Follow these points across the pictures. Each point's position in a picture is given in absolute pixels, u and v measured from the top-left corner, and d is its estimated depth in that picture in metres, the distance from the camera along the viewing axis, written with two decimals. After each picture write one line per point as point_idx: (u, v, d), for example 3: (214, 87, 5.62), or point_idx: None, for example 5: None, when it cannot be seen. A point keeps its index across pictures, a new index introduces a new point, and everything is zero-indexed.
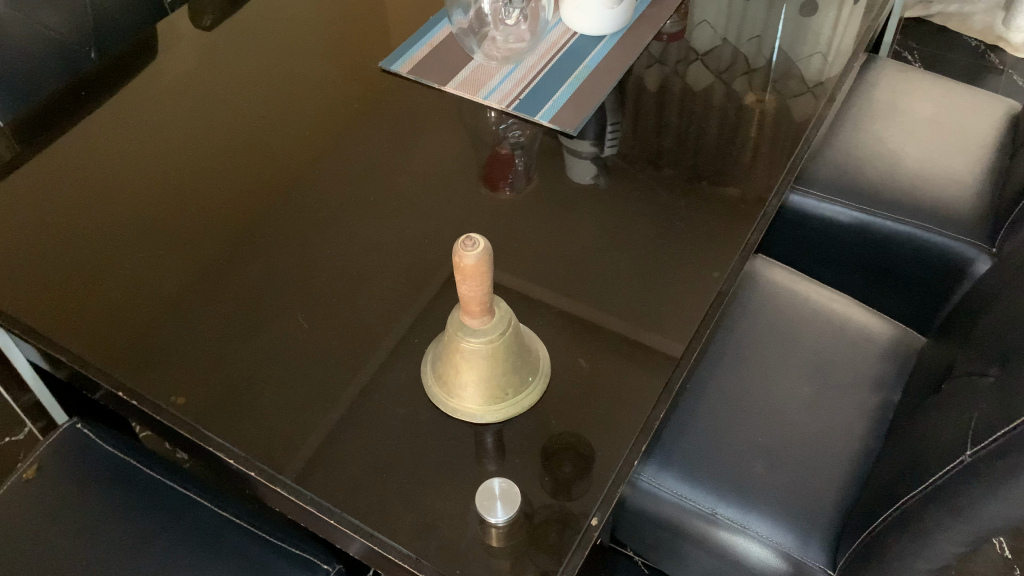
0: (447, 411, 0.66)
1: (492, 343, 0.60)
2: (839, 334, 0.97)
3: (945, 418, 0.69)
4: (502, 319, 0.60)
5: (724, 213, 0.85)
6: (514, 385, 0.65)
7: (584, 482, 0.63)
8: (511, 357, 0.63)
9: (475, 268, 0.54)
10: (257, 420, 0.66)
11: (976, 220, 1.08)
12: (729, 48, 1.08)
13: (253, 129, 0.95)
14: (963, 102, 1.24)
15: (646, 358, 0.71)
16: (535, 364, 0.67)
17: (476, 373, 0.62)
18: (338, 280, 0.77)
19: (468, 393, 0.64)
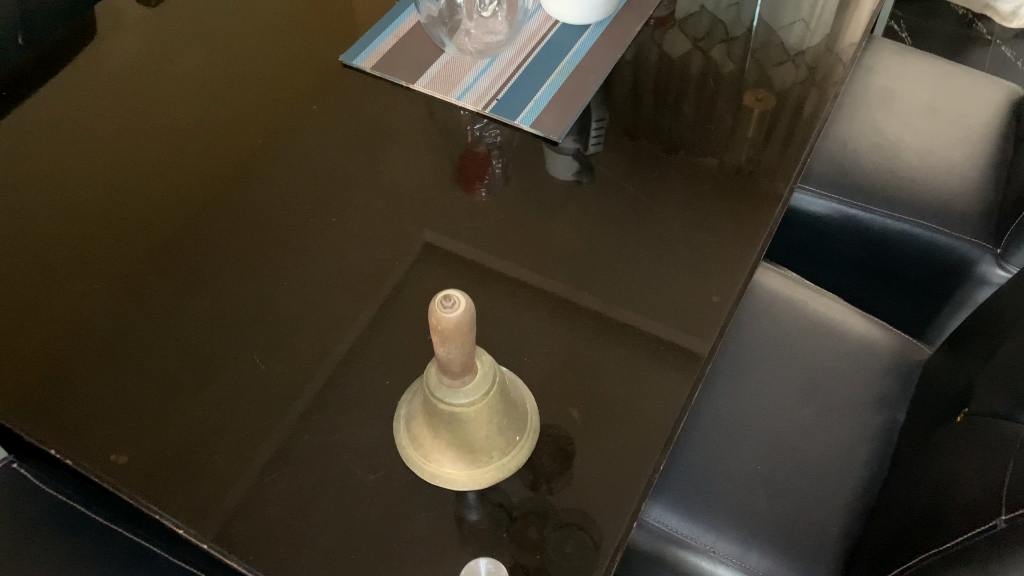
0: (426, 475, 0.59)
1: (472, 405, 0.53)
2: (840, 346, 0.91)
3: (966, 461, 0.63)
4: (486, 377, 0.53)
5: (723, 220, 0.77)
6: (498, 448, 0.58)
7: (564, 477, 0.61)
8: (495, 419, 0.56)
9: (457, 331, 0.46)
10: (213, 483, 0.60)
11: (980, 218, 1.02)
12: (706, 16, 1.00)
13: (205, 134, 0.86)
14: (963, 88, 1.17)
15: (643, 398, 0.65)
16: (523, 419, 0.60)
17: (455, 436, 0.56)
18: (300, 315, 0.70)
19: (448, 456, 0.58)
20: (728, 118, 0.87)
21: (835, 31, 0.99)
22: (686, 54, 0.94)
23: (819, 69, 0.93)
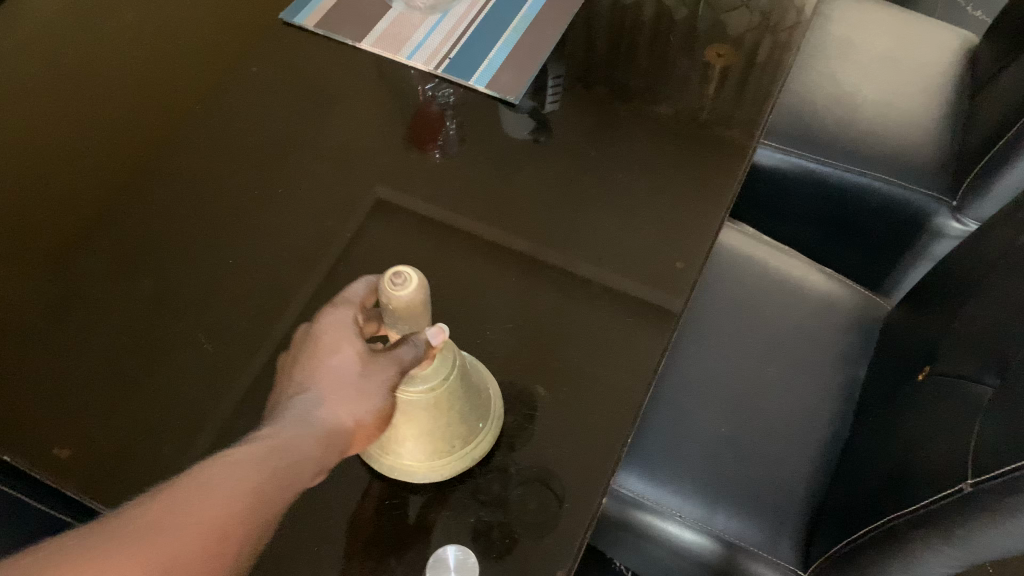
0: (382, 469, 0.57)
1: (434, 393, 0.49)
2: (801, 304, 0.91)
3: (930, 424, 0.63)
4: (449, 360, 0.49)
5: (688, 179, 0.74)
6: (461, 436, 0.55)
7: (524, 434, 0.60)
8: (457, 406, 0.52)
9: (410, 309, 0.42)
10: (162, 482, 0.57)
11: (938, 169, 1.01)
12: None
13: (136, 101, 0.81)
14: (920, 36, 1.16)
15: (608, 369, 0.63)
16: (484, 401, 0.57)
17: (415, 428, 0.52)
18: (248, 293, 0.66)
19: (405, 448, 0.54)
20: (689, 71, 0.84)
21: None
22: (637, 1, 0.90)
23: (772, 14, 0.90)
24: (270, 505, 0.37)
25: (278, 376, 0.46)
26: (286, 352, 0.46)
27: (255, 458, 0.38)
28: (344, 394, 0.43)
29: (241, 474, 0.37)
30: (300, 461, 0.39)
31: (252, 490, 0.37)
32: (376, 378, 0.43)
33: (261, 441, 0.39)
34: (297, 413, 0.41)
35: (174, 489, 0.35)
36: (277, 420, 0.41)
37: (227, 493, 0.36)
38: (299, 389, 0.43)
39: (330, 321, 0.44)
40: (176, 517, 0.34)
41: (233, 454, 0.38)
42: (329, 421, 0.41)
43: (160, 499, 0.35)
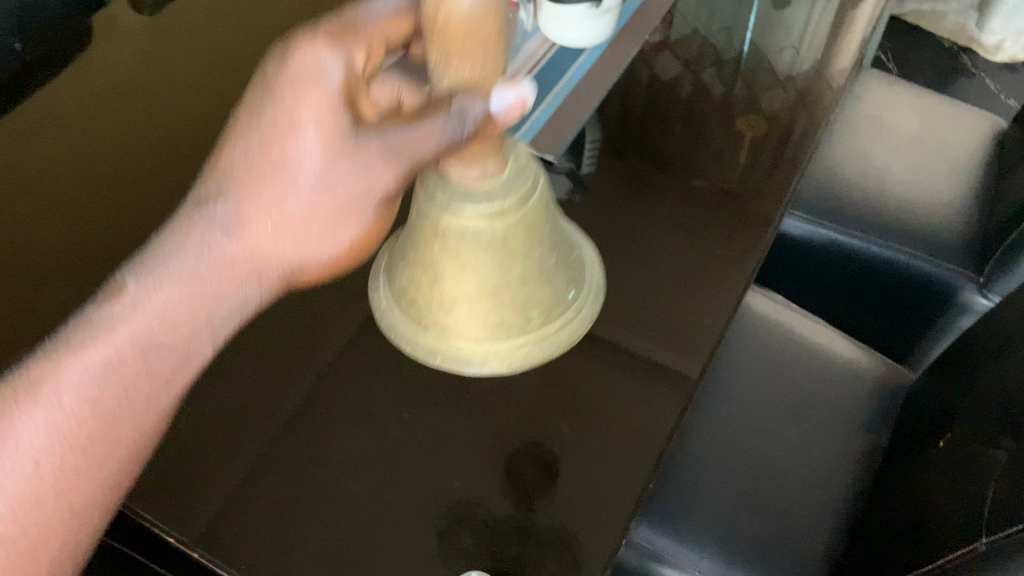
0: (434, 343, 0.57)
1: (497, 230, 0.47)
2: (826, 369, 0.92)
3: (944, 488, 0.65)
4: (520, 183, 0.46)
5: (715, 241, 0.78)
6: (534, 308, 0.55)
7: (546, 491, 0.61)
8: (524, 261, 0.51)
9: (463, 30, 0.37)
10: (205, 496, 0.61)
11: (964, 246, 1.03)
12: (698, 39, 1.02)
13: (193, 141, 0.85)
14: (949, 118, 1.20)
15: (631, 413, 0.65)
16: (565, 274, 0.56)
17: (473, 287, 0.51)
18: (293, 324, 0.70)
19: (457, 317, 0.54)
20: (721, 143, 0.89)
21: (827, 50, 1.01)
22: (676, 78, 0.96)
23: (808, 95, 0.96)
24: (164, 387, 0.43)
25: (231, 116, 0.42)
26: (256, 78, 0.41)
27: (139, 344, 0.41)
28: (277, 220, 0.41)
29: (125, 368, 0.41)
30: (200, 325, 0.42)
31: (134, 391, 0.42)
32: (343, 173, 0.41)
33: (152, 300, 0.40)
34: (204, 241, 0.41)
35: (54, 392, 0.40)
36: (181, 246, 0.41)
37: (106, 393, 0.41)
38: (220, 188, 0.41)
39: (309, 67, 0.40)
40: (53, 435, 0.41)
41: (115, 346, 0.41)
42: (242, 257, 0.42)
43: (41, 404, 0.40)
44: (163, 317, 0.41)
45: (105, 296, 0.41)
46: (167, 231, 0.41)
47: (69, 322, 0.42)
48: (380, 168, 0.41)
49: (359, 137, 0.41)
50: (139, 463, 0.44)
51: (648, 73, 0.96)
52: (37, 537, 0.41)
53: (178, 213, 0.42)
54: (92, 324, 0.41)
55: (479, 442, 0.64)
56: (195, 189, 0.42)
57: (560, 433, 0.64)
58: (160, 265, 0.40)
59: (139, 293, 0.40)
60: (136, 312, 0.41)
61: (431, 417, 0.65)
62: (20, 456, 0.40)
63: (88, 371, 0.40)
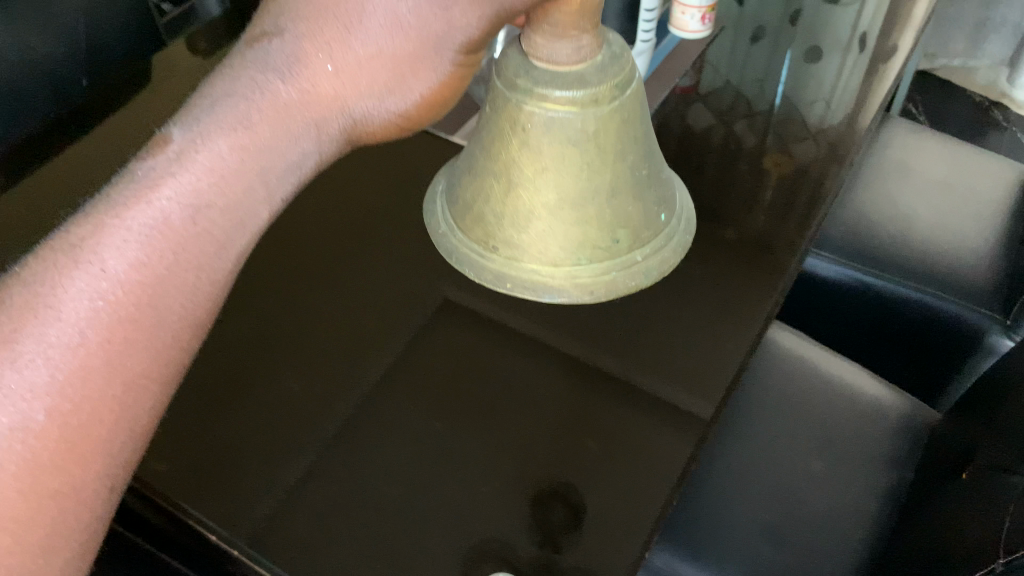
0: (507, 265, 0.58)
1: (588, 119, 0.49)
2: (850, 406, 0.93)
3: (969, 513, 0.66)
4: (615, 70, 0.48)
5: (740, 272, 0.80)
6: (619, 226, 0.56)
7: (574, 534, 0.60)
8: (611, 167, 0.53)
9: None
10: (252, 505, 0.62)
11: (991, 288, 1.04)
12: (731, 90, 1.06)
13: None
14: (976, 165, 1.22)
15: (655, 446, 0.66)
16: (654, 191, 0.58)
17: (553, 194, 0.53)
18: (335, 346, 0.72)
19: (533, 233, 0.56)
20: (756, 193, 0.91)
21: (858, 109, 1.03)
22: (709, 127, 0.99)
23: (840, 147, 0.98)
24: (217, 249, 0.45)
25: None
26: None
27: (187, 203, 0.43)
28: (339, 60, 0.45)
29: (173, 229, 0.43)
30: (252, 181, 0.45)
31: (183, 249, 0.43)
32: (422, 9, 0.44)
33: (201, 151, 0.43)
34: (263, 84, 0.44)
35: (96, 257, 0.41)
36: (235, 92, 0.44)
37: (155, 251, 0.42)
38: (275, 31, 0.45)
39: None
40: (96, 307, 0.41)
41: (161, 204, 0.42)
42: (301, 102, 0.45)
43: (83, 270, 0.41)
44: (213, 168, 0.43)
45: (149, 153, 0.43)
46: (222, 78, 0.45)
47: (110, 189, 0.43)
48: (459, 8, 0.44)
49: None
50: (186, 339, 0.45)
51: (680, 122, 1.00)
52: (90, 419, 0.41)
53: (232, 62, 0.45)
54: (143, 179, 0.43)
55: (512, 467, 0.64)
56: (249, 37, 0.46)
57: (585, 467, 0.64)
58: (208, 116, 0.43)
59: (187, 145, 0.43)
60: (184, 167, 0.43)
61: (464, 436, 0.66)
62: (66, 321, 0.41)
63: (133, 232, 0.42)
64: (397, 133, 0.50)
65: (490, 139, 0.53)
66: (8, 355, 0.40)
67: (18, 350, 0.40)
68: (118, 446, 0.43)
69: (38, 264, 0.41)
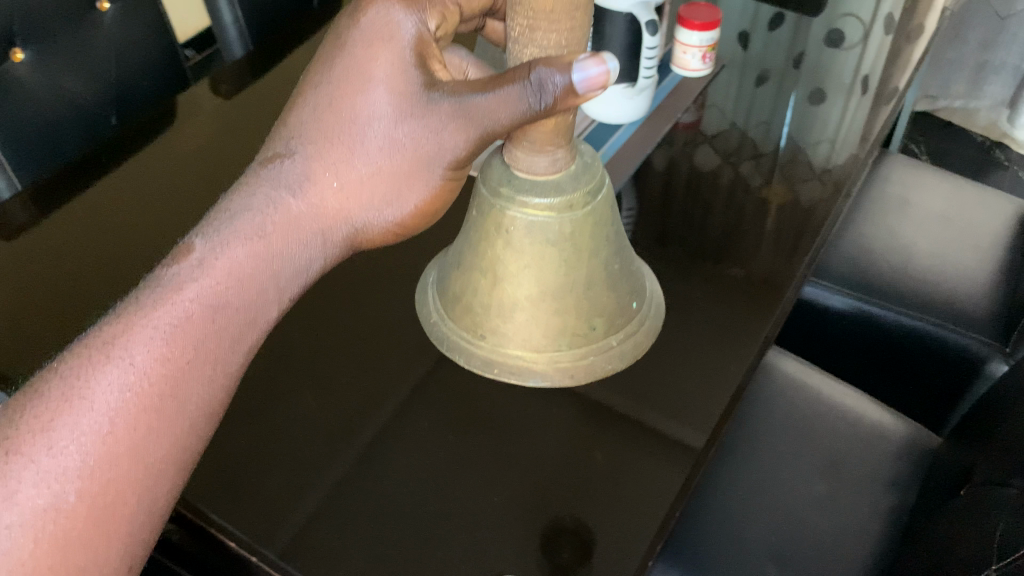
0: (492, 354, 0.63)
1: (565, 224, 0.54)
2: (853, 431, 0.95)
3: (965, 526, 0.68)
4: (587, 178, 0.53)
5: (739, 299, 0.85)
6: (594, 315, 0.61)
7: (582, 568, 0.62)
8: (587, 263, 0.57)
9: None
10: (279, 525, 0.64)
11: (989, 317, 1.07)
12: (737, 133, 1.09)
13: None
14: (974, 199, 1.25)
15: (656, 470, 0.69)
16: (625, 283, 0.62)
17: (533, 289, 0.58)
18: (357, 377, 0.76)
19: (516, 322, 0.60)
20: (762, 233, 0.93)
21: (860, 152, 1.06)
22: (716, 168, 1.03)
23: (844, 186, 1.00)
24: (231, 346, 0.50)
25: (299, 84, 0.54)
26: (324, 46, 0.52)
27: (206, 303, 0.49)
28: (345, 175, 0.52)
29: (194, 326, 0.49)
30: (263, 283, 0.51)
31: (202, 345, 0.49)
32: (410, 127, 0.50)
33: (220, 257, 0.50)
34: (270, 198, 0.52)
35: (125, 352, 0.47)
36: (251, 207, 0.52)
37: (178, 348, 0.48)
38: (286, 150, 0.53)
39: (381, 21, 0.50)
40: (125, 397, 0.46)
41: (184, 304, 0.49)
42: (307, 210, 0.52)
43: (114, 364, 0.46)
44: (230, 272, 0.50)
45: (173, 260, 0.50)
46: (239, 194, 0.53)
47: (135, 295, 0.49)
48: (451, 129, 0.49)
49: (433, 98, 0.49)
50: (202, 429, 0.50)
51: (688, 163, 1.03)
52: (118, 497, 0.45)
53: (249, 175, 0.53)
54: (165, 287, 0.49)
55: (522, 489, 0.67)
56: (262, 156, 0.54)
57: (589, 493, 0.67)
58: (227, 226, 0.51)
59: (207, 253, 0.50)
60: (205, 272, 0.50)
61: (476, 452, 0.70)
62: (98, 410, 0.46)
63: (158, 329, 0.48)
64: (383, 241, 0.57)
65: (475, 238, 0.58)
66: (45, 441, 0.44)
67: (54, 437, 0.45)
68: (132, 531, 0.46)
69: (71, 361, 0.47)
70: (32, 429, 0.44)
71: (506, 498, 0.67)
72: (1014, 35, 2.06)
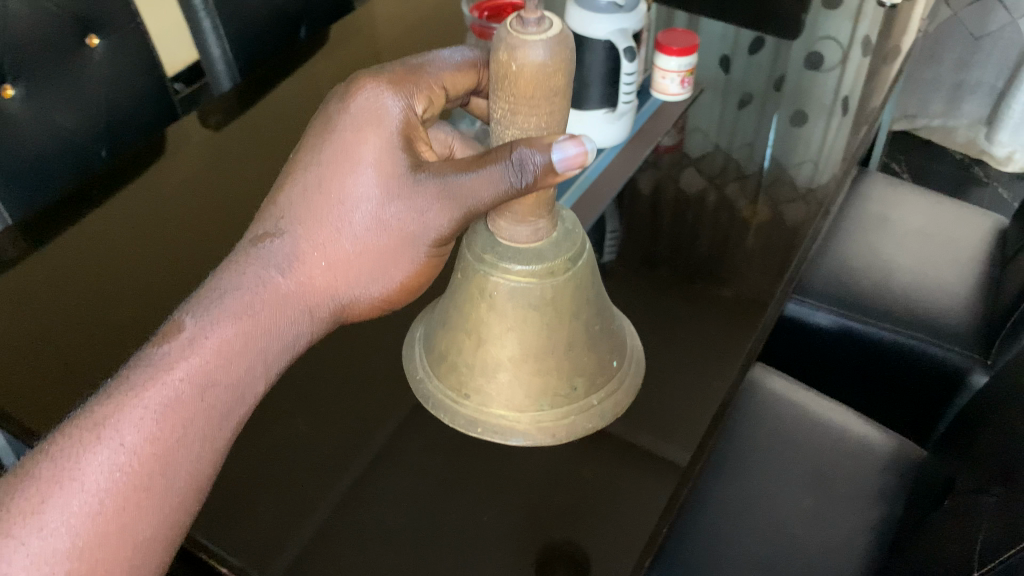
0: (476, 414, 0.63)
1: (546, 289, 0.56)
2: (839, 446, 0.96)
3: (949, 534, 0.69)
4: (567, 245, 0.56)
5: (723, 316, 0.86)
6: (577, 376, 0.62)
7: None
8: (568, 325, 0.59)
9: (534, 77, 0.45)
10: (277, 552, 0.65)
11: (971, 330, 1.09)
12: (722, 155, 1.11)
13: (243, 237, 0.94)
14: (953, 214, 1.27)
15: (644, 486, 0.70)
16: (607, 342, 0.63)
17: (517, 350, 0.59)
18: (350, 401, 0.77)
19: (499, 382, 0.61)
20: (746, 253, 0.95)
21: (845, 171, 1.08)
22: (702, 190, 1.05)
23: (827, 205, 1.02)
24: (220, 422, 0.52)
25: (288, 162, 0.56)
26: (314, 124, 0.54)
27: (196, 381, 0.50)
28: (332, 254, 0.55)
29: (184, 404, 0.50)
30: (251, 359, 0.53)
31: (193, 423, 0.50)
32: (395, 211, 0.53)
33: (210, 335, 0.51)
34: (260, 275, 0.54)
35: (116, 432, 0.48)
36: (240, 286, 0.53)
37: (168, 426, 0.49)
38: (276, 230, 0.55)
39: (370, 107, 0.52)
40: (115, 477, 0.48)
41: (174, 382, 0.50)
42: (295, 287, 0.55)
43: (105, 445, 0.48)
44: (220, 351, 0.51)
45: (164, 338, 0.51)
46: (228, 271, 0.54)
47: (127, 371, 0.50)
48: (435, 209, 0.53)
49: (418, 180, 0.52)
50: (191, 504, 0.51)
51: (674, 186, 1.05)
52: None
53: (239, 252, 0.55)
54: (155, 365, 0.50)
55: (513, 508, 0.69)
56: (251, 234, 0.56)
57: (580, 511, 0.68)
58: (217, 304, 0.52)
59: (199, 331, 0.51)
60: (196, 351, 0.50)
61: (467, 473, 0.71)
62: (88, 491, 0.47)
63: (149, 408, 0.49)
64: (366, 314, 0.60)
65: (461, 299, 0.59)
66: (35, 523, 0.46)
67: (44, 520, 0.46)
68: None
69: (62, 442, 0.48)
70: (22, 511, 0.46)
71: (501, 519, 0.68)
72: (988, 55, 2.10)
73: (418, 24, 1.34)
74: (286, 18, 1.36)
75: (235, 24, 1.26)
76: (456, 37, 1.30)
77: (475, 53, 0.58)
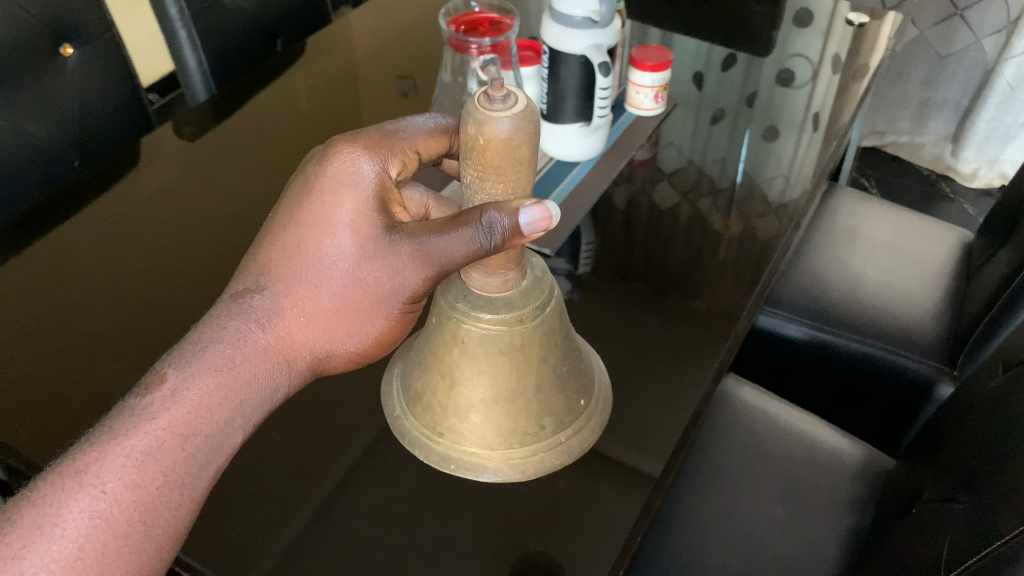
0: (447, 451, 0.63)
1: (515, 335, 0.56)
2: (809, 458, 0.97)
3: (917, 541, 0.70)
4: (535, 293, 0.56)
5: (696, 328, 0.87)
6: (550, 416, 0.63)
7: None
8: (536, 369, 0.59)
9: (500, 149, 0.47)
10: (252, 562, 0.65)
11: (937, 343, 1.11)
12: (694, 170, 1.12)
13: (218, 250, 0.94)
14: (918, 228, 1.30)
15: (617, 494, 0.70)
16: (575, 381, 0.64)
17: (488, 392, 0.59)
18: (325, 413, 0.77)
19: (472, 422, 0.61)
20: (719, 265, 0.96)
21: (813, 185, 1.10)
22: (674, 205, 1.06)
23: (796, 219, 1.04)
24: (198, 472, 0.51)
25: (266, 223, 0.57)
26: (293, 184, 0.56)
27: (178, 432, 0.50)
28: (311, 310, 0.56)
29: (165, 452, 0.50)
30: (230, 410, 0.52)
31: (174, 472, 0.50)
32: (373, 267, 0.55)
33: (192, 387, 0.51)
34: (238, 330, 0.54)
35: (98, 478, 0.48)
36: (221, 339, 0.54)
37: (149, 474, 0.49)
38: (254, 287, 0.56)
39: (345, 171, 0.54)
40: (95, 524, 0.48)
41: (156, 432, 0.50)
42: (273, 340, 0.55)
43: (86, 492, 0.48)
44: (200, 400, 0.51)
45: (146, 389, 0.51)
46: (208, 325, 0.55)
47: (109, 421, 0.50)
48: (411, 267, 0.54)
49: (393, 240, 0.54)
50: (166, 554, 0.50)
51: (647, 200, 1.06)
52: None
53: (219, 308, 0.55)
54: (135, 415, 0.50)
55: (486, 519, 0.69)
56: (231, 291, 0.57)
57: (553, 521, 0.69)
58: (198, 357, 0.52)
59: (180, 381, 0.51)
60: (177, 401, 0.51)
61: (439, 483, 0.72)
62: (68, 536, 0.47)
63: (130, 457, 0.49)
64: (344, 368, 0.60)
65: (434, 344, 0.60)
66: (15, 568, 0.46)
67: (24, 564, 0.46)
68: None
69: (43, 488, 0.48)
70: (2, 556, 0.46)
71: (474, 528, 0.69)
72: (953, 74, 2.15)
73: (396, 38, 1.35)
74: (262, 29, 1.36)
75: (211, 34, 1.26)
76: (432, 50, 1.31)
77: (447, 119, 0.58)
